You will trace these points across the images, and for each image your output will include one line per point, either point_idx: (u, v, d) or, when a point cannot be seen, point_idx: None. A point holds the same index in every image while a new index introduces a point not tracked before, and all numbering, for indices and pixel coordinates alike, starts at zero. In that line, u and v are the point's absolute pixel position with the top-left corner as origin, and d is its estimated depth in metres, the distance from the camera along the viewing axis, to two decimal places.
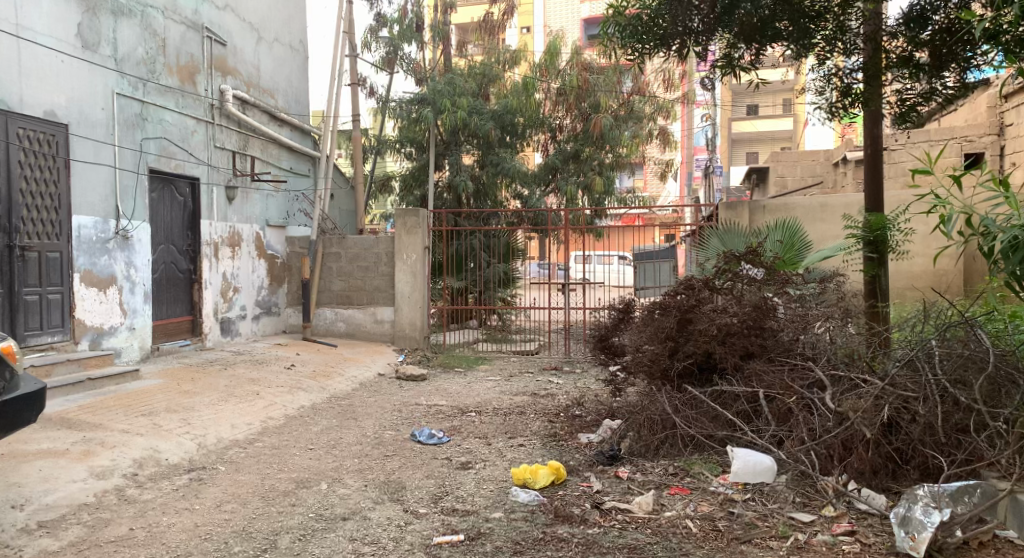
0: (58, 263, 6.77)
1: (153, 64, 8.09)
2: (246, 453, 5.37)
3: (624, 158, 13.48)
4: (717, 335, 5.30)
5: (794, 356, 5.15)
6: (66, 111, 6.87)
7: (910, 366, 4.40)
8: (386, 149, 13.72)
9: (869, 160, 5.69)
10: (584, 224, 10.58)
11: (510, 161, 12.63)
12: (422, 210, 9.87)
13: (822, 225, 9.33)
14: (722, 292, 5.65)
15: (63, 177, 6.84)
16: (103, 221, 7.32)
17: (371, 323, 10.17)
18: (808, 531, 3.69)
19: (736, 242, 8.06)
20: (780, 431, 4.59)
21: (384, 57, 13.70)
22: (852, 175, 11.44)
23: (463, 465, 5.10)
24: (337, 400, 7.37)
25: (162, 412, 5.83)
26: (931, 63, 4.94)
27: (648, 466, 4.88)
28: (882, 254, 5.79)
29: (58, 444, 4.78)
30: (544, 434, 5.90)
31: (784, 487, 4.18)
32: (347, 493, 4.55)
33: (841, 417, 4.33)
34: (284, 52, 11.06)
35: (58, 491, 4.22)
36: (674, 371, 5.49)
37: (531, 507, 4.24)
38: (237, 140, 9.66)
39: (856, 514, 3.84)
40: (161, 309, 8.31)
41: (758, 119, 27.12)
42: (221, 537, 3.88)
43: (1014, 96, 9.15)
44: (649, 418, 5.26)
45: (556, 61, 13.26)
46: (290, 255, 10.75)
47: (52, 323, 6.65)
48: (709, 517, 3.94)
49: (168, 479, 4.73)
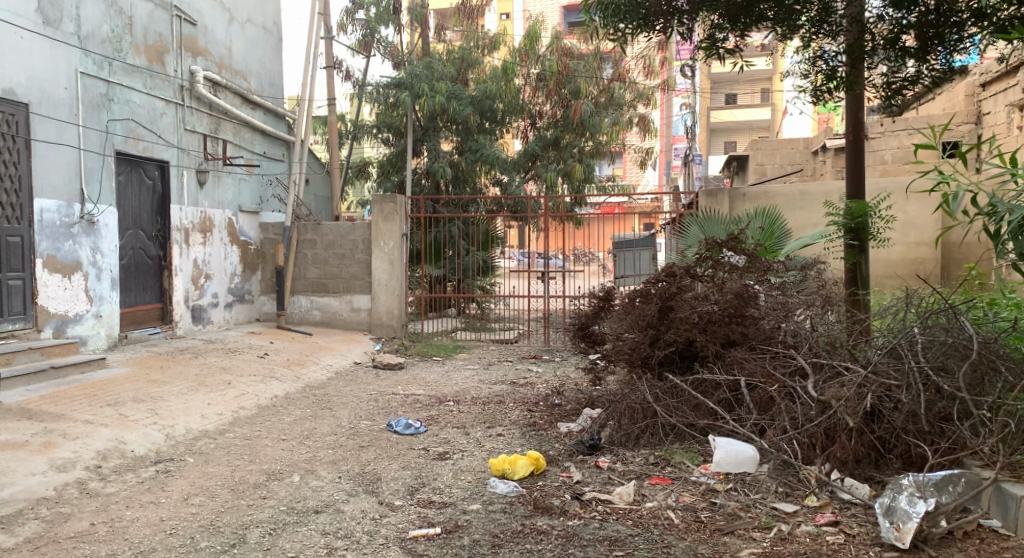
0: (18, 248, 6.50)
1: (119, 43, 7.80)
2: (216, 444, 5.21)
3: (604, 146, 13.35)
4: (699, 323, 5.24)
5: (775, 345, 5.09)
6: (26, 89, 6.58)
7: (893, 354, 4.37)
8: (363, 134, 13.49)
9: (852, 145, 5.64)
10: (564, 212, 10.42)
11: (489, 148, 12.38)
12: (399, 196, 9.70)
13: (802, 213, 9.31)
14: (704, 280, 5.59)
15: (24, 159, 6.57)
16: (67, 205, 7.05)
17: (347, 312, 9.98)
18: (792, 522, 3.62)
19: (716, 231, 8.00)
20: (763, 419, 4.55)
21: (360, 40, 13.38)
22: (831, 162, 11.46)
23: (441, 456, 4.99)
24: (311, 389, 7.21)
25: (129, 402, 5.63)
26: (917, 46, 4.80)
27: (628, 456, 4.81)
28: (863, 241, 5.73)
29: (17, 436, 4.58)
30: (523, 424, 5.80)
31: (766, 477, 4.12)
32: (321, 485, 4.41)
33: (824, 405, 4.29)
34: (257, 33, 10.76)
35: (15, 484, 4.04)
36: (655, 359, 5.44)
37: (510, 499, 4.15)
38: (209, 122, 9.40)
39: (840, 504, 3.78)
40: (129, 296, 8.05)
41: (736, 109, 27.26)
42: (187, 532, 3.73)
43: (992, 85, 9.24)
44: (629, 407, 5.16)
45: (536, 46, 13.11)
46: (264, 241, 10.50)
47: (13, 310, 6.39)
48: (691, 508, 3.87)
49: (134, 471, 4.56)
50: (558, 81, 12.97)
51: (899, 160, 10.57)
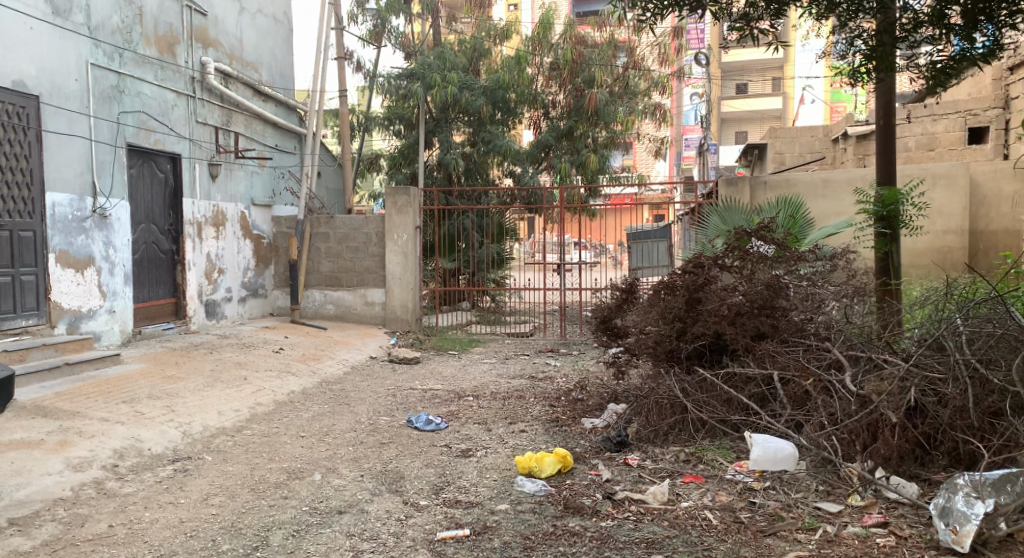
0: (31, 243, 6.40)
1: (130, 34, 7.67)
2: (234, 442, 5.09)
3: (619, 136, 13.16)
4: (728, 315, 5.05)
5: (808, 337, 4.97)
6: (37, 82, 6.47)
7: (937, 347, 4.28)
8: (374, 126, 13.32)
9: (882, 130, 5.46)
10: (579, 203, 10.15)
11: (502, 138, 12.20)
12: (413, 189, 9.57)
13: (825, 201, 9.03)
14: (731, 271, 5.39)
15: (35, 152, 6.46)
16: (79, 199, 6.95)
17: (361, 306, 9.86)
18: (837, 523, 3.51)
19: (737, 220, 7.77)
20: (798, 414, 4.42)
21: (371, 31, 13.25)
22: (852, 150, 11.24)
23: (464, 453, 4.86)
24: (328, 384, 7.10)
25: (144, 399, 5.52)
26: (964, 22, 4.53)
27: (658, 453, 4.65)
28: (895, 229, 5.52)
29: (32, 434, 4.47)
30: (546, 419, 5.65)
31: (806, 475, 3.99)
32: (343, 484, 4.29)
33: (864, 400, 4.16)
34: (267, 24, 10.60)
35: (32, 485, 3.93)
36: (682, 353, 5.29)
37: (538, 498, 4.01)
38: (220, 115, 9.28)
39: (886, 504, 3.63)
40: (142, 291, 7.96)
41: (749, 98, 26.98)
42: (208, 534, 3.61)
43: (1018, 69, 9.14)
44: (657, 402, 5.00)
45: (549, 35, 12.75)
46: (277, 235, 10.38)
47: (26, 306, 6.29)
48: (729, 508, 3.74)
49: (151, 470, 4.45)
50: (572, 70, 12.71)
51: (923, 147, 10.34)
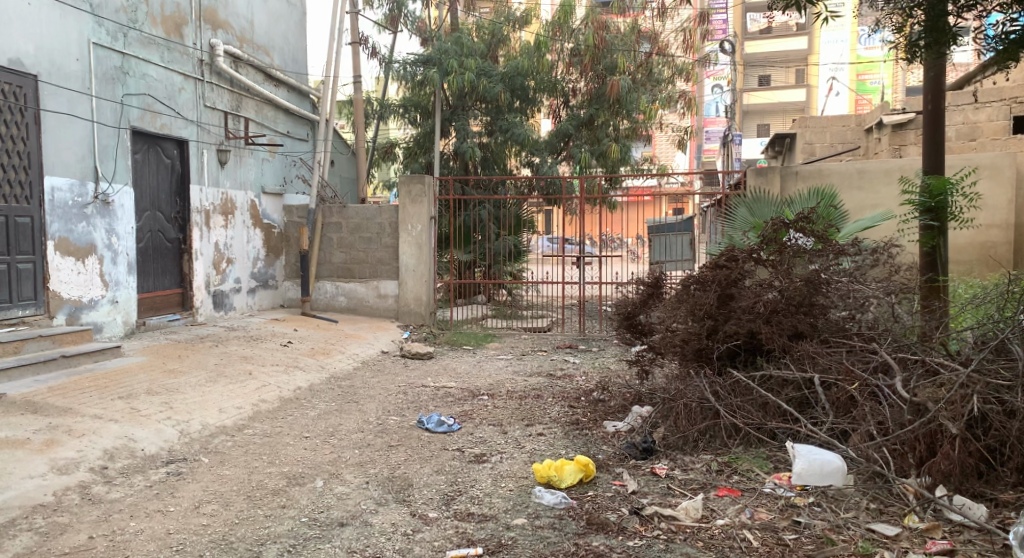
0: (28, 229, 6.14)
1: (135, 13, 7.38)
2: (233, 443, 4.79)
3: (641, 126, 12.73)
4: (763, 313, 4.67)
5: (851, 338, 4.59)
6: (35, 60, 6.19)
7: (1000, 350, 3.91)
8: (389, 114, 12.94)
9: (930, 114, 5.03)
10: (598, 193, 9.65)
11: (519, 127, 11.82)
12: (427, 177, 9.17)
13: (860, 193, 8.56)
14: (766, 265, 4.97)
15: (34, 134, 6.18)
16: (80, 184, 6.67)
17: (373, 298, 9.55)
18: (896, 549, 3.15)
19: (766, 212, 7.32)
20: (842, 422, 4.04)
21: (387, 15, 12.84)
22: (888, 140, 10.69)
23: (478, 459, 4.51)
24: (337, 381, 6.79)
25: (143, 395, 5.22)
26: None
27: (688, 462, 4.28)
28: (944, 221, 5.08)
29: (18, 433, 4.18)
30: (565, 422, 5.28)
31: (855, 490, 3.61)
32: (346, 492, 3.97)
33: (918, 407, 3.78)
34: (280, 7, 10.28)
35: (9, 489, 3.63)
36: (713, 353, 4.88)
37: (558, 512, 3.65)
38: (229, 99, 8.97)
39: (950, 527, 3.26)
40: (147, 280, 7.69)
41: (777, 90, 26.33)
42: (196, 548, 3.30)
43: None
44: (686, 407, 4.62)
45: (569, 21, 12.29)
46: (288, 225, 10.09)
47: (23, 295, 6.04)
48: (771, 528, 3.38)
49: (143, 473, 4.15)
50: (594, 55, 12.12)
51: (963, 137, 9.81)
